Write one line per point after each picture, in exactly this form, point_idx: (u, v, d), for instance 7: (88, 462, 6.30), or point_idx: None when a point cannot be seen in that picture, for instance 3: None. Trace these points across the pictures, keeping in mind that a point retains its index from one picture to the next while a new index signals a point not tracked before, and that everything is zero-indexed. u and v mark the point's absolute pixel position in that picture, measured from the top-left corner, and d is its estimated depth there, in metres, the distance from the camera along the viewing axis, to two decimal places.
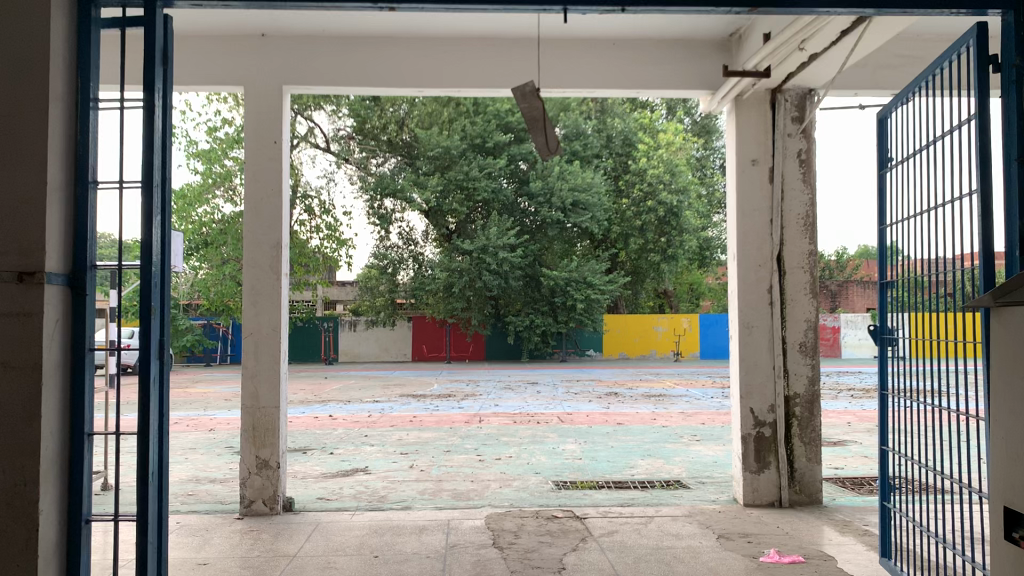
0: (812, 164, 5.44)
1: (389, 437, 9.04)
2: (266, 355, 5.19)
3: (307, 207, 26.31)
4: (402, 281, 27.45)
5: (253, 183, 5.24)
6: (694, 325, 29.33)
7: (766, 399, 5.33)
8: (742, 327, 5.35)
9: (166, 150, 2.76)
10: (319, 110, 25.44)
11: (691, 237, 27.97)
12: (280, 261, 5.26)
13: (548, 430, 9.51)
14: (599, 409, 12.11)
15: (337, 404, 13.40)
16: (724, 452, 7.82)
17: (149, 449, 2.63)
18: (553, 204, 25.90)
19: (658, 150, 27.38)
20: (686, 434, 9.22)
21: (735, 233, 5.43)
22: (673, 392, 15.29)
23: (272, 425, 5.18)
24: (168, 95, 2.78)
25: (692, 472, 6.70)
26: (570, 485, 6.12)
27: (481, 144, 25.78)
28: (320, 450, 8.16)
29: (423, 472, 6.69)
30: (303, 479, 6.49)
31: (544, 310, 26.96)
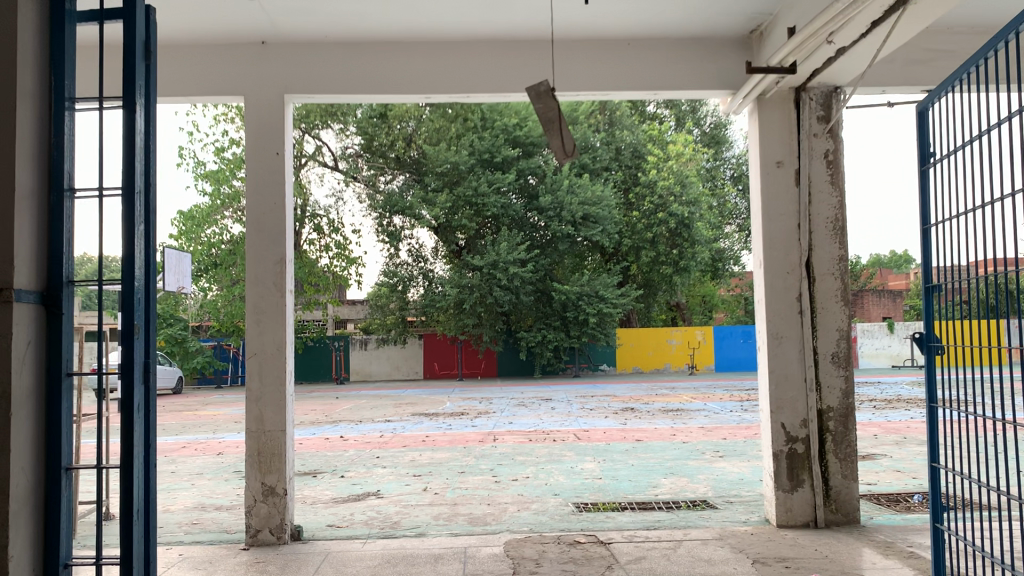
0: (840, 165, 5.18)
1: (402, 458, 8.77)
2: (271, 376, 4.95)
3: (316, 226, 26.24)
4: (413, 298, 27.03)
5: (255, 197, 5.02)
6: (709, 338, 28.94)
7: (797, 413, 5.05)
8: (770, 338, 5.08)
9: (150, 155, 2.52)
10: (326, 128, 25.44)
11: (703, 248, 27.60)
12: (285, 278, 5.03)
13: (565, 448, 9.22)
14: (616, 425, 11.81)
15: (349, 424, 13.15)
16: (750, 469, 7.52)
17: (134, 484, 2.36)
18: (563, 218, 25.66)
19: (667, 162, 27.18)
20: (708, 450, 8.91)
21: (760, 239, 5.18)
22: (691, 407, 14.97)
23: (277, 450, 4.92)
24: (151, 95, 2.55)
25: (718, 491, 6.41)
26: (592, 507, 5.84)
27: (490, 159, 25.57)
28: (331, 472, 7.90)
29: (437, 495, 6.41)
30: (313, 505, 6.23)
31: (556, 325, 26.64)
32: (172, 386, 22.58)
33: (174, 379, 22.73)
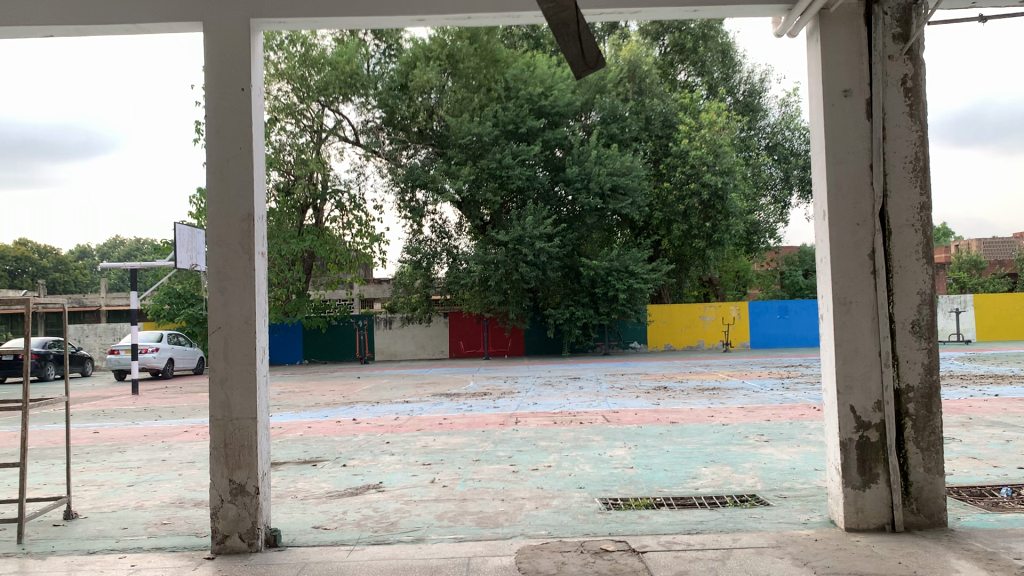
0: (920, 93, 4.26)
1: (414, 444, 7.99)
2: (238, 354, 4.17)
3: (337, 203, 25.74)
4: (438, 276, 26.18)
5: (215, 141, 4.23)
6: (743, 313, 27.85)
7: (870, 394, 4.17)
8: (837, 303, 4.21)
9: None
10: (347, 102, 25.11)
11: (738, 220, 26.30)
12: (255, 239, 4.24)
13: (592, 432, 8.38)
14: (648, 406, 10.94)
15: (363, 406, 12.41)
16: (802, 456, 6.64)
17: None
18: (590, 189, 24.76)
19: (700, 130, 26.04)
20: (752, 434, 8.02)
21: (823, 184, 4.29)
22: (728, 385, 14.05)
23: (247, 443, 4.16)
24: None
25: (767, 484, 5.55)
26: (622, 504, 5.02)
27: (514, 131, 24.80)
28: (333, 460, 7.14)
29: (445, 489, 5.64)
30: (304, 502, 5.46)
31: (584, 301, 25.72)
32: (192, 366, 22.17)
33: (195, 360, 22.36)
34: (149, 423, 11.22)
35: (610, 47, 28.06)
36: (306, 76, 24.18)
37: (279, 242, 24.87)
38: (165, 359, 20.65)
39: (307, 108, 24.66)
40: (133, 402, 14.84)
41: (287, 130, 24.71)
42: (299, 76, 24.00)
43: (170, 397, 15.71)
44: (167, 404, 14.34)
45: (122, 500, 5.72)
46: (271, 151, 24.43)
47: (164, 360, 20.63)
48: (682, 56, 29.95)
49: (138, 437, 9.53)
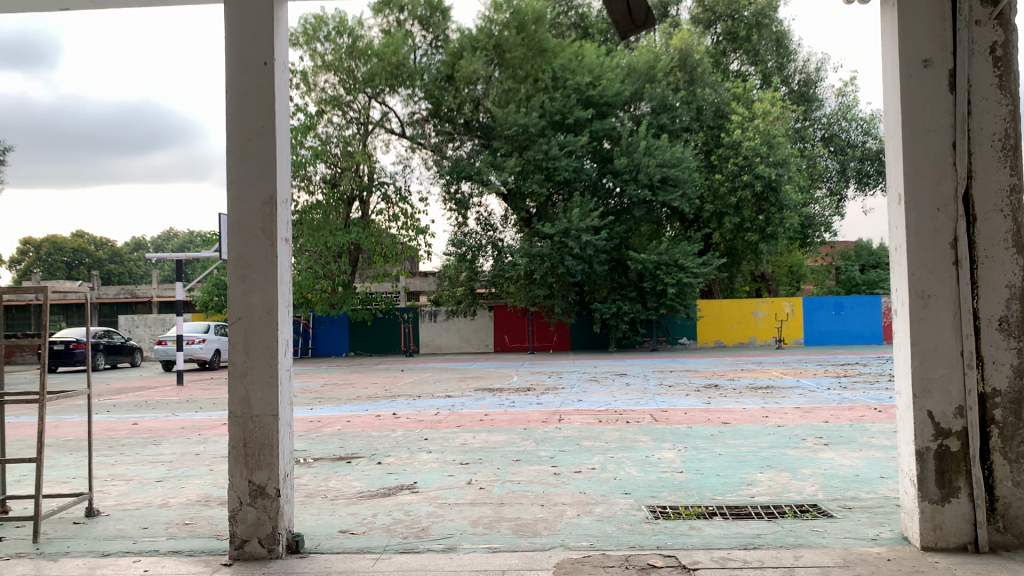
0: (1011, 62, 3.79)
1: (453, 441, 7.70)
2: (258, 349, 3.90)
3: (383, 195, 25.65)
4: (483, 269, 25.89)
5: (236, 119, 3.96)
6: (797, 309, 27.05)
7: (951, 399, 3.72)
8: (914, 297, 3.77)
9: None
10: (393, 94, 24.96)
11: (792, 213, 25.48)
12: (276, 225, 3.96)
13: (639, 432, 7.99)
14: (698, 405, 10.51)
15: (405, 400, 12.17)
16: (866, 462, 6.18)
17: None
18: (639, 181, 24.30)
19: (753, 121, 25.33)
20: (810, 437, 7.56)
21: (900, 164, 3.84)
22: (783, 384, 13.53)
23: (268, 441, 3.89)
24: None
25: (829, 493, 5.13)
26: (671, 514, 4.65)
27: (561, 121, 24.54)
28: (369, 457, 6.88)
29: (482, 491, 5.33)
30: (334, 503, 5.19)
31: (632, 296, 25.24)
32: None
33: None
34: (189, 414, 11.12)
35: (661, 35, 27.47)
36: (353, 67, 24.13)
37: (325, 234, 24.86)
38: (212, 350, 20.80)
39: (353, 100, 24.59)
40: (177, 393, 14.85)
41: (333, 122, 24.74)
42: (346, 67, 23.98)
43: (214, 389, 15.71)
44: (210, 396, 14.32)
45: (148, 497, 5.52)
46: (317, 143, 24.48)
47: (211, 351, 20.78)
48: (735, 45, 29.18)
49: (176, 429, 9.41)
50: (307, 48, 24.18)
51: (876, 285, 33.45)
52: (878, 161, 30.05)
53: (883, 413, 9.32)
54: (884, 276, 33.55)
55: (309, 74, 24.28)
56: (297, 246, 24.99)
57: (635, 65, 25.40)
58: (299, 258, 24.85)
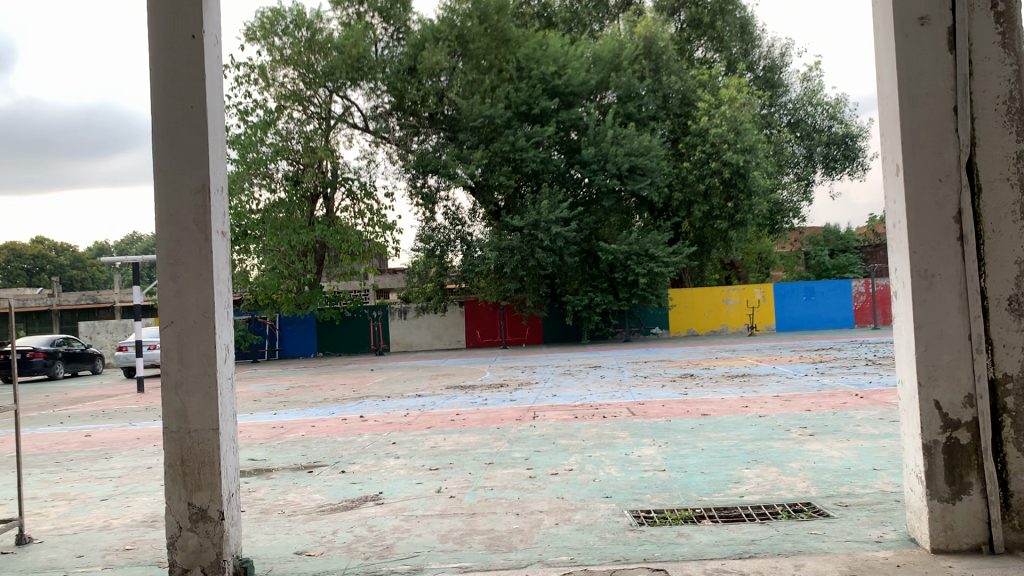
0: (1014, 18, 3.47)
1: (422, 445, 7.29)
2: (195, 356, 3.48)
3: (348, 191, 25.15)
4: (452, 264, 25.48)
5: (162, 99, 3.53)
6: (768, 296, 26.97)
7: (959, 387, 3.41)
8: (916, 276, 3.44)
9: None
10: (355, 88, 24.45)
11: (761, 200, 25.36)
12: (211, 216, 3.55)
13: (617, 428, 7.66)
14: (675, 397, 10.20)
15: (373, 402, 11.74)
16: (856, 453, 5.88)
17: None
18: (607, 170, 24.08)
19: (720, 107, 25.13)
20: (794, 428, 7.27)
21: (897, 132, 3.51)
22: (760, 371, 13.29)
23: (208, 458, 3.48)
24: None
25: (822, 489, 4.81)
26: (657, 519, 4.30)
27: (527, 112, 24.23)
28: (332, 466, 6.46)
29: (453, 500, 4.95)
30: (291, 521, 4.77)
31: (603, 287, 24.98)
32: None
33: None
34: (145, 424, 10.60)
35: (624, 24, 27.18)
36: (312, 61, 23.51)
37: (289, 233, 24.30)
38: None
39: (314, 94, 24.10)
40: (136, 401, 14.30)
41: (294, 117, 24.18)
42: (305, 61, 23.36)
43: None
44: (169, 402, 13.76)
45: (90, 519, 5.07)
46: (278, 140, 23.91)
47: None
48: (700, 32, 28.93)
49: (131, 440, 8.91)
50: (264, 42, 23.51)
51: (845, 269, 33.55)
52: (844, 145, 30.40)
53: (865, 398, 9.08)
54: (853, 260, 33.65)
55: (267, 69, 23.63)
56: (262, 245, 24.41)
57: (600, 54, 25.06)
58: (263, 258, 24.25)
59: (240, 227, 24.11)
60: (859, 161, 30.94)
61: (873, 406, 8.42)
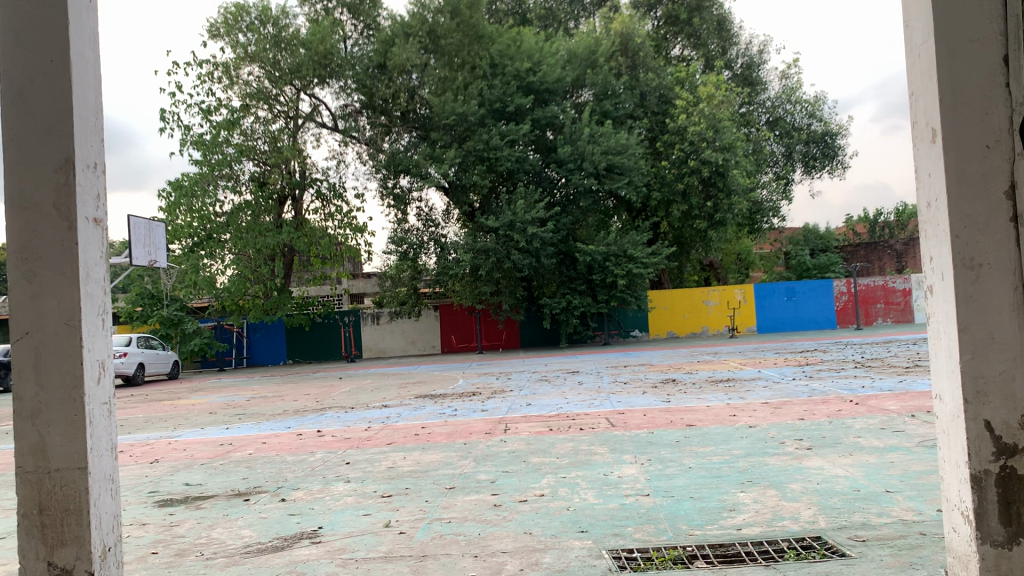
0: None
1: (379, 465, 6.55)
2: (57, 375, 2.73)
3: (317, 193, 24.33)
4: (426, 267, 24.73)
5: (12, 54, 2.80)
6: (749, 296, 26.40)
7: (1015, 405, 2.73)
8: (959, 266, 2.76)
9: None
10: (324, 86, 23.68)
11: (740, 199, 24.88)
12: (78, 199, 2.80)
13: (596, 442, 6.97)
14: (657, 405, 9.50)
15: (335, 414, 10.94)
16: (863, 471, 5.21)
17: None
18: (584, 169, 23.44)
19: (698, 105, 24.59)
20: (789, 440, 6.60)
21: (933, 90, 2.84)
22: (744, 376, 12.67)
23: (74, 506, 2.73)
24: None
25: (834, 519, 4.12)
26: (641, 562, 3.60)
27: (502, 110, 23.55)
28: (273, 493, 5.70)
29: (403, 538, 4.22)
30: (206, 567, 4.00)
31: (581, 289, 24.35)
32: (166, 371, 21.63)
33: (169, 364, 21.75)
34: None
35: (600, 20, 26.65)
36: (278, 58, 22.61)
37: (255, 236, 23.32)
38: (134, 364, 19.67)
39: (280, 93, 23.22)
40: None
41: (259, 116, 23.28)
42: (269, 58, 22.43)
43: (128, 407, 14.24)
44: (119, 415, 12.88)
45: None
46: (243, 139, 22.99)
47: (134, 365, 19.64)
48: (677, 29, 28.43)
49: None
50: (228, 39, 22.59)
51: (826, 269, 33.08)
52: (823, 143, 30.14)
53: (861, 405, 8.45)
54: (834, 260, 33.28)
55: (231, 67, 22.78)
56: (229, 250, 23.57)
57: (576, 50, 24.44)
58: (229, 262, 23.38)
59: (205, 230, 23.26)
60: (839, 159, 30.64)
61: (872, 413, 7.78)
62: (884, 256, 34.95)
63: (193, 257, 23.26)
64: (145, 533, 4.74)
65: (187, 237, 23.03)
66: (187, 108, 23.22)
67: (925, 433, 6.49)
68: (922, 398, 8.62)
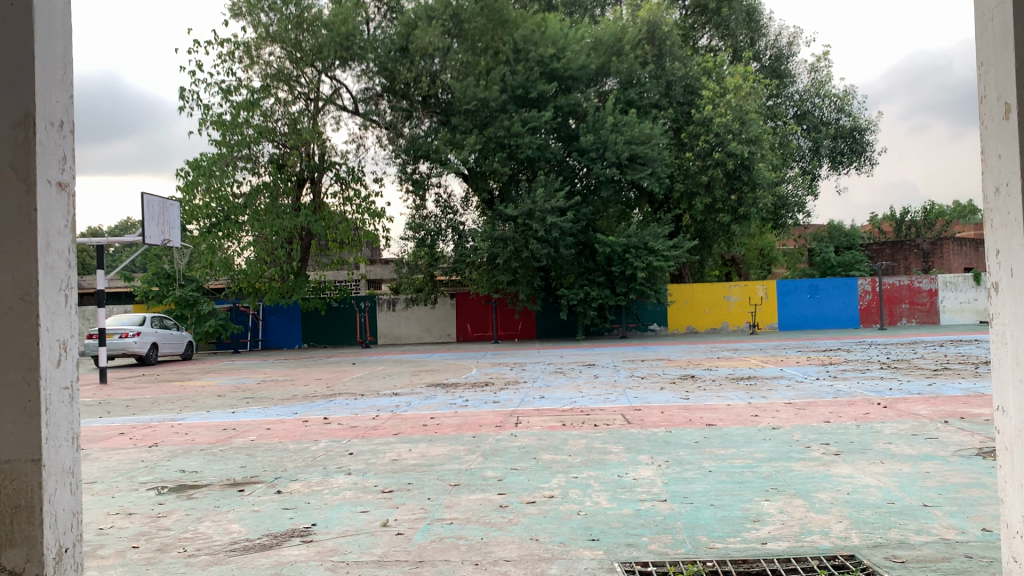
0: None
1: (382, 457, 6.26)
2: (9, 357, 2.44)
3: (336, 176, 24.09)
4: (443, 254, 24.43)
5: None
6: (771, 293, 25.91)
7: None
8: None
9: None
10: (345, 68, 23.39)
11: (765, 193, 24.42)
12: (38, 160, 2.51)
13: (610, 440, 6.65)
14: (676, 402, 9.16)
15: (343, 400, 10.69)
16: (897, 481, 4.86)
17: None
18: (606, 159, 23.02)
19: (725, 96, 24.09)
20: (815, 445, 6.24)
21: (1010, 57, 2.47)
22: (766, 374, 12.29)
23: (25, 503, 2.45)
24: None
25: (868, 535, 3.77)
26: None
27: (524, 96, 23.16)
28: (269, 484, 5.42)
29: (400, 540, 3.93)
30: (187, 565, 3.72)
31: (600, 281, 23.98)
32: (180, 352, 21.53)
33: (182, 344, 21.65)
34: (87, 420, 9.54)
35: (626, 7, 26.18)
36: (300, 39, 22.32)
37: (272, 219, 23.05)
38: (148, 344, 19.55)
39: (301, 74, 22.96)
40: (93, 392, 13.23)
41: (279, 97, 23.03)
42: (291, 38, 22.17)
43: (138, 387, 14.08)
44: (127, 394, 12.72)
45: None
46: (263, 121, 22.68)
47: (147, 346, 19.54)
48: (705, 18, 27.91)
49: None
50: (250, 18, 22.34)
51: (851, 267, 32.42)
52: (851, 138, 29.54)
53: (889, 408, 8.07)
54: (859, 258, 32.64)
55: (252, 46, 22.55)
56: (246, 232, 23.39)
57: (601, 38, 24.00)
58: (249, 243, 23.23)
59: (222, 211, 23.13)
60: (867, 155, 30.04)
61: (902, 418, 7.40)
62: (910, 255, 34.23)
63: (210, 238, 23.13)
64: (130, 524, 4.48)
65: (205, 217, 22.93)
66: (208, 87, 23.02)
67: (961, 440, 6.11)
68: (955, 403, 8.21)
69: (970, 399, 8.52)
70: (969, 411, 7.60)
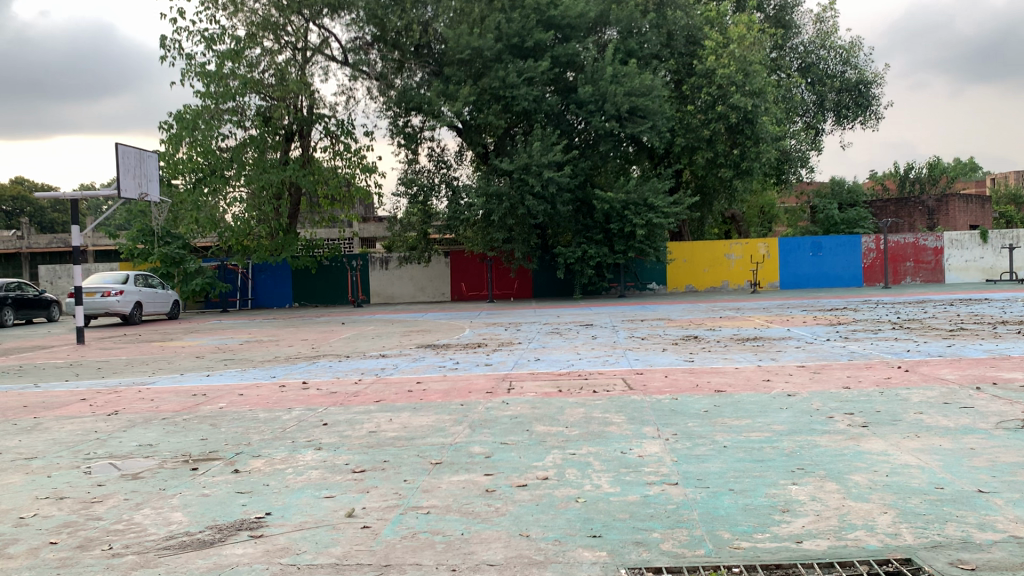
0: None
1: (358, 429, 5.64)
2: None
3: (325, 130, 23.26)
4: (436, 210, 23.70)
5: None
6: (772, 251, 25.24)
7: None
8: None
9: None
10: (333, 17, 22.38)
11: (769, 147, 23.63)
12: None
13: (612, 409, 6.01)
14: (680, 365, 8.55)
15: (326, 363, 10.08)
16: (939, 460, 4.26)
17: None
18: (605, 112, 22.16)
19: (728, 46, 23.12)
20: (838, 414, 5.63)
21: None
22: (773, 334, 11.70)
23: None
24: None
25: (921, 532, 3.16)
26: None
27: (520, 45, 22.05)
28: (227, 461, 4.80)
29: (365, 536, 3.30)
30: (108, 569, 3.08)
31: (598, 239, 23.30)
32: (167, 311, 20.92)
33: (168, 304, 21.01)
34: (50, 384, 8.91)
35: None
36: None
37: (259, 173, 22.24)
38: (131, 304, 18.89)
39: (287, 22, 21.93)
40: (67, 353, 12.61)
41: (264, 46, 22.01)
42: None
43: (116, 347, 13.44)
44: (101, 355, 12.07)
45: None
46: (247, 71, 21.72)
47: (130, 304, 18.87)
48: None
49: (10, 409, 7.19)
50: None
51: (854, 225, 31.77)
52: (856, 91, 28.58)
53: (912, 373, 7.46)
54: (863, 215, 31.87)
55: None
56: (233, 187, 22.48)
57: None
58: (245, 196, 22.45)
59: (208, 165, 22.22)
60: (872, 109, 29.21)
61: (928, 384, 6.79)
62: (915, 211, 33.42)
63: (195, 194, 22.25)
64: (57, 512, 3.86)
65: (190, 171, 22.12)
66: (190, 36, 22.03)
67: (1001, 410, 5.50)
68: (982, 367, 7.61)
69: (998, 362, 7.90)
70: (1000, 375, 7.00)
